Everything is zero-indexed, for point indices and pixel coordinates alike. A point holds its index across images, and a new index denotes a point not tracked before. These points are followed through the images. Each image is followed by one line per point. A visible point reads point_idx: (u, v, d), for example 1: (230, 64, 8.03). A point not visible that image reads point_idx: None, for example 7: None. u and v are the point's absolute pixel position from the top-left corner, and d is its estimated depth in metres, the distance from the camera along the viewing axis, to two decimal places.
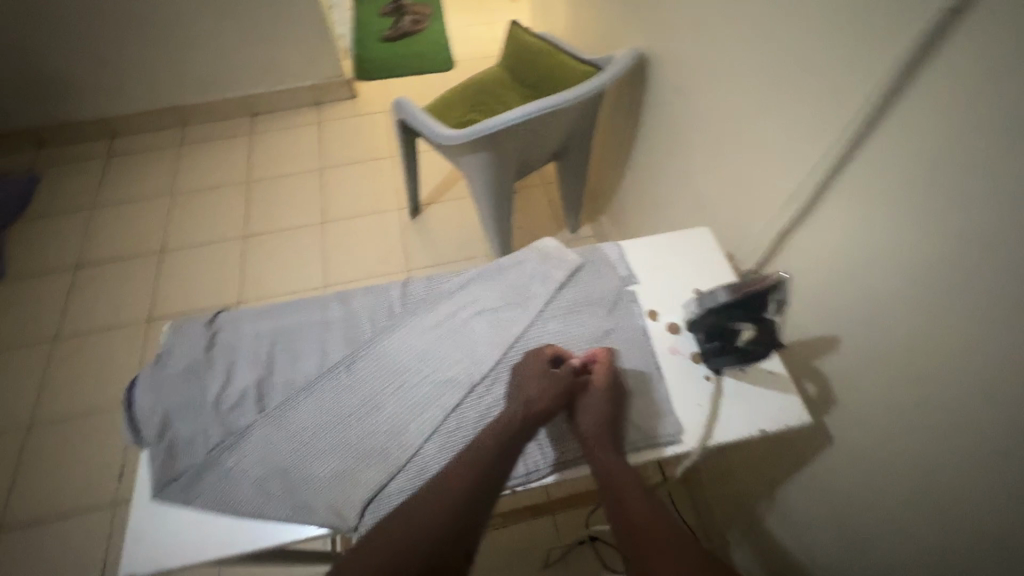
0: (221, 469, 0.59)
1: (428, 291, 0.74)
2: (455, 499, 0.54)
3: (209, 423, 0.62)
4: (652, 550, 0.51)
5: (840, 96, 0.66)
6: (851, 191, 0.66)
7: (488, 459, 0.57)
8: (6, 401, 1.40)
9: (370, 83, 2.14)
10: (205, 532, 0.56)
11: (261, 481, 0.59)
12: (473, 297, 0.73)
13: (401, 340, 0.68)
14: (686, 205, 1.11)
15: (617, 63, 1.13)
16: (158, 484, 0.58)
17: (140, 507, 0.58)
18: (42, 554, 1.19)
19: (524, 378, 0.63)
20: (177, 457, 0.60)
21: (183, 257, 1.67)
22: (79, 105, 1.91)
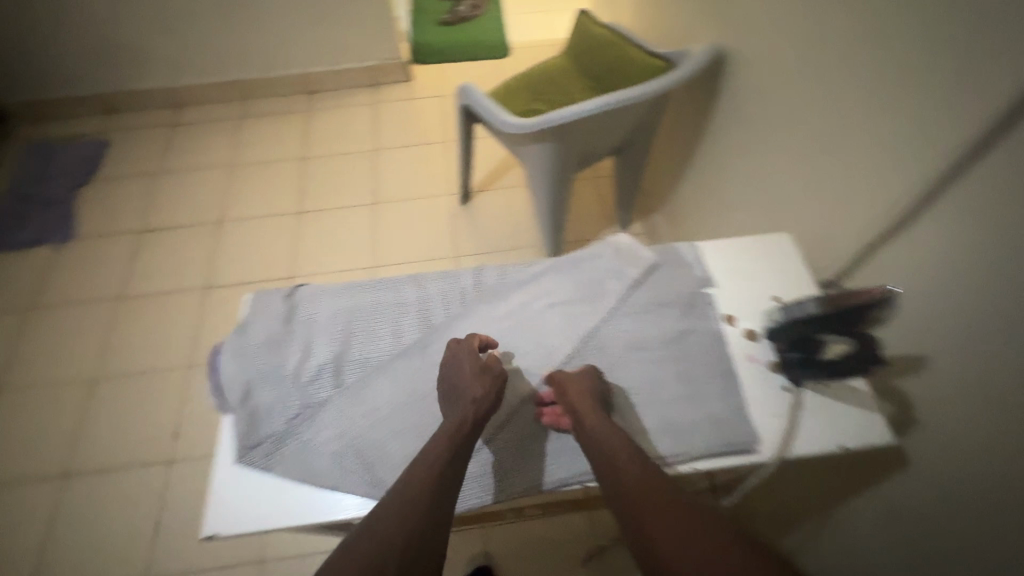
0: (301, 439, 0.61)
1: (500, 280, 0.75)
2: (424, 500, 0.52)
3: (290, 394, 0.64)
4: (648, 515, 0.50)
5: (957, 106, 0.62)
6: (955, 207, 0.63)
7: (448, 459, 0.55)
8: (73, 354, 1.47)
9: (426, 67, 2.15)
10: (284, 499, 0.58)
11: (339, 454, 0.60)
12: (545, 289, 0.74)
13: (472, 327, 0.70)
14: (755, 208, 1.08)
15: (694, 59, 1.10)
16: (242, 449, 0.60)
17: (222, 470, 0.60)
18: (102, 501, 1.26)
19: (457, 380, 0.62)
20: (259, 425, 0.62)
21: (240, 228, 1.72)
22: (148, 74, 1.97)
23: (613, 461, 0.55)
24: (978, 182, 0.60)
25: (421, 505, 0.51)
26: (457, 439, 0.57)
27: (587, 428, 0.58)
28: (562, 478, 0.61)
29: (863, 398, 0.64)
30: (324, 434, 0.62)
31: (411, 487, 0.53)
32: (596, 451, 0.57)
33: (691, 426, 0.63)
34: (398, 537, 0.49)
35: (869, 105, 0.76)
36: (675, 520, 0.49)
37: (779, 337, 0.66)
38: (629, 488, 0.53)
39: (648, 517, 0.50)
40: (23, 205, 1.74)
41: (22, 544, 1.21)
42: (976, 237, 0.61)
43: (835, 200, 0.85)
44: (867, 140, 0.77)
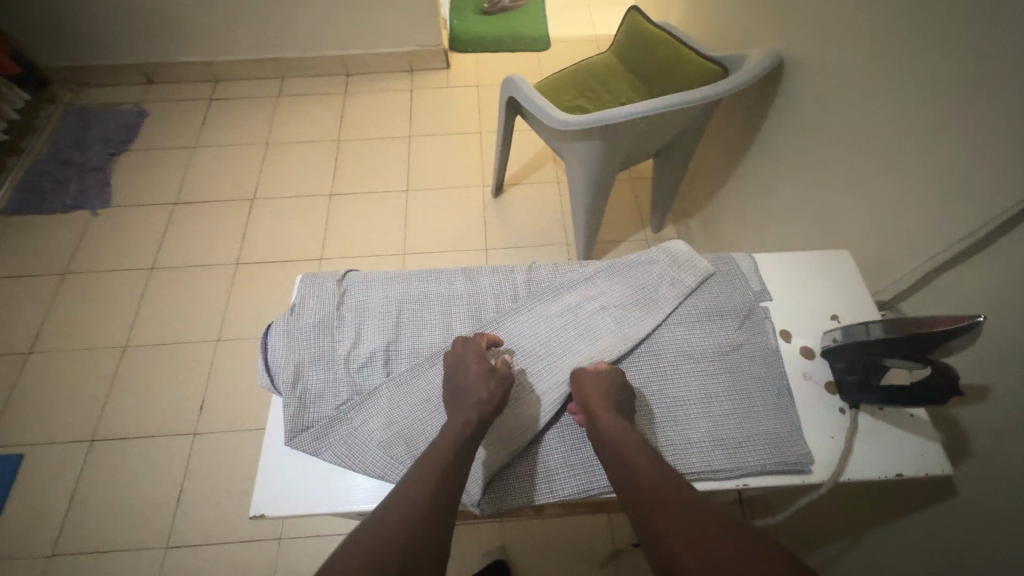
0: (349, 424, 0.61)
1: (553, 279, 0.75)
2: (427, 498, 0.52)
3: (340, 379, 0.64)
4: (658, 511, 0.51)
5: None
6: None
7: (453, 458, 0.55)
8: (105, 321, 1.49)
9: (465, 56, 2.13)
10: (333, 486, 0.58)
11: (387, 443, 0.60)
12: (598, 291, 0.73)
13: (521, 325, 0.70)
14: (804, 221, 1.06)
15: (755, 63, 1.07)
16: (292, 431, 0.60)
17: (271, 451, 0.60)
18: (128, 468, 1.28)
19: (462, 380, 0.61)
20: (308, 408, 0.62)
21: (273, 206, 1.73)
22: (189, 47, 1.96)
23: (623, 453, 0.56)
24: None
25: (424, 504, 0.52)
26: (462, 439, 0.57)
27: (596, 426, 0.58)
28: (597, 486, 0.60)
29: (917, 424, 0.63)
30: (372, 421, 0.62)
31: (415, 484, 0.53)
32: (610, 447, 0.57)
33: (723, 444, 0.61)
34: (402, 533, 0.49)
35: (943, 124, 0.74)
36: (687, 520, 0.49)
37: (838, 359, 0.64)
38: (641, 482, 0.53)
39: (661, 517, 0.50)
40: (61, 170, 1.76)
41: (49, 504, 1.23)
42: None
43: (895, 220, 0.83)
44: (937, 159, 0.75)
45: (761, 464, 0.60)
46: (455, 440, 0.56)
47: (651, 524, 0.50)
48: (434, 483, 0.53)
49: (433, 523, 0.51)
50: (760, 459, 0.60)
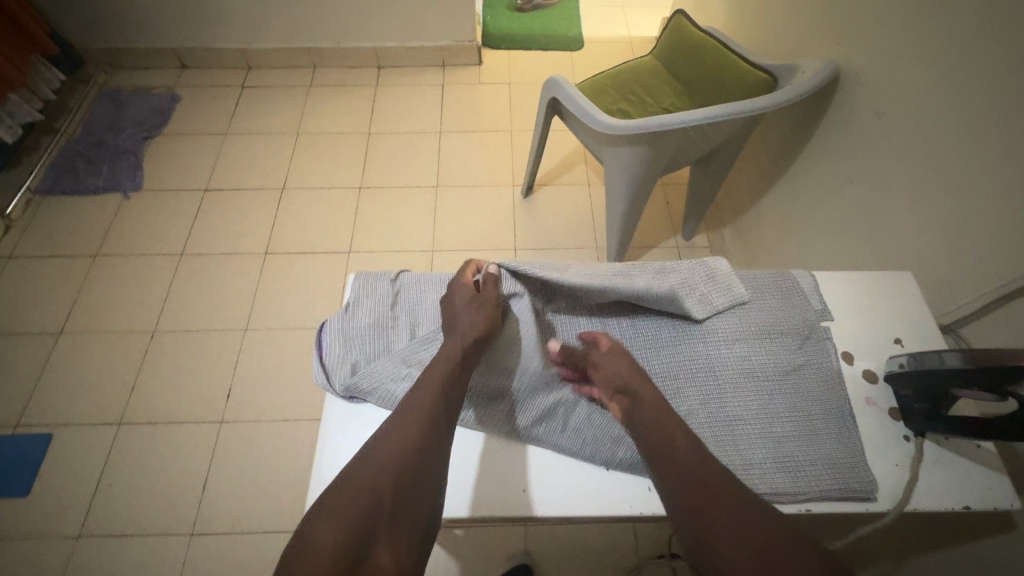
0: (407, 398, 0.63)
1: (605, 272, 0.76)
2: (407, 455, 0.56)
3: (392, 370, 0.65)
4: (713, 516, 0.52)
5: None
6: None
7: (433, 423, 0.59)
8: (135, 304, 1.50)
9: (497, 53, 2.11)
10: None
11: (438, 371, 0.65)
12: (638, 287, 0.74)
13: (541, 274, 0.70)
14: (852, 237, 1.04)
15: (810, 76, 1.05)
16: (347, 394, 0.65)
17: (324, 453, 0.61)
18: (155, 452, 1.28)
19: (454, 310, 0.68)
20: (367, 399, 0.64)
21: (302, 196, 1.72)
22: (223, 33, 1.96)
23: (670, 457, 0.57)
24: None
25: (407, 461, 0.56)
26: (441, 402, 0.60)
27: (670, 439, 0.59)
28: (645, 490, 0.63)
29: (986, 457, 0.61)
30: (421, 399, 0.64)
31: (398, 443, 0.57)
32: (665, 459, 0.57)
33: (784, 466, 0.61)
34: (388, 484, 0.54)
35: (1011, 148, 0.72)
36: (724, 517, 0.52)
37: (905, 385, 0.63)
38: (697, 492, 0.54)
39: (713, 522, 0.52)
40: (95, 151, 1.77)
41: (76, 485, 1.24)
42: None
43: (955, 243, 0.81)
44: (1005, 183, 0.73)
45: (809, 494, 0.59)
46: (435, 405, 0.60)
47: (699, 532, 0.52)
48: (415, 442, 0.57)
49: (417, 480, 0.55)
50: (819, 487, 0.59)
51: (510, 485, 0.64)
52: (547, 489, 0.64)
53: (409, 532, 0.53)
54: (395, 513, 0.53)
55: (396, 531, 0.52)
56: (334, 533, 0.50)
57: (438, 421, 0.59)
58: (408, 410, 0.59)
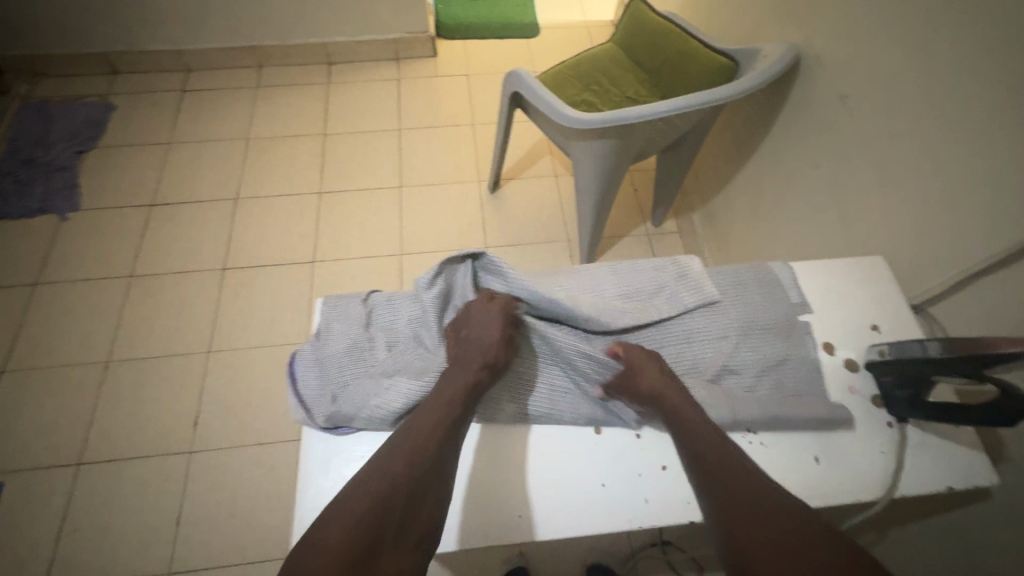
0: (389, 411, 0.58)
1: (563, 275, 0.74)
2: (424, 459, 0.54)
3: (370, 389, 0.59)
4: (743, 518, 0.51)
5: None
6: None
7: (443, 426, 0.56)
8: (84, 332, 1.40)
9: (453, 43, 2.05)
10: None
11: (421, 379, 0.60)
12: (597, 285, 0.72)
13: (513, 276, 0.66)
14: (821, 219, 1.05)
15: (774, 59, 1.04)
16: (331, 425, 0.60)
17: (306, 497, 0.57)
18: (121, 490, 1.21)
19: (471, 323, 0.63)
20: (354, 427, 0.60)
21: (259, 205, 1.64)
22: (157, 34, 1.83)
23: (722, 470, 0.55)
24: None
25: (418, 467, 0.53)
26: (453, 413, 0.57)
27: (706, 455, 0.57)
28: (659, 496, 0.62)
29: (963, 437, 0.63)
30: (397, 412, 0.58)
31: (415, 443, 0.54)
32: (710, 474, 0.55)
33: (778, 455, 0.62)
34: (403, 484, 0.52)
35: (975, 131, 0.73)
36: (761, 524, 0.50)
37: (885, 372, 0.64)
38: (738, 498, 0.53)
39: (748, 527, 0.50)
40: (24, 170, 1.63)
41: (35, 533, 1.16)
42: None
43: (921, 223, 0.83)
44: (969, 166, 0.74)
45: (803, 485, 0.60)
46: (454, 405, 0.57)
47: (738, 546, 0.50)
48: (431, 447, 0.54)
49: (434, 484, 0.53)
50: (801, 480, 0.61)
51: (497, 510, 0.61)
52: (531, 507, 0.61)
53: (414, 541, 0.50)
54: (405, 519, 0.50)
55: (399, 546, 0.49)
56: (343, 537, 0.47)
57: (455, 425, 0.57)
58: (420, 418, 0.56)
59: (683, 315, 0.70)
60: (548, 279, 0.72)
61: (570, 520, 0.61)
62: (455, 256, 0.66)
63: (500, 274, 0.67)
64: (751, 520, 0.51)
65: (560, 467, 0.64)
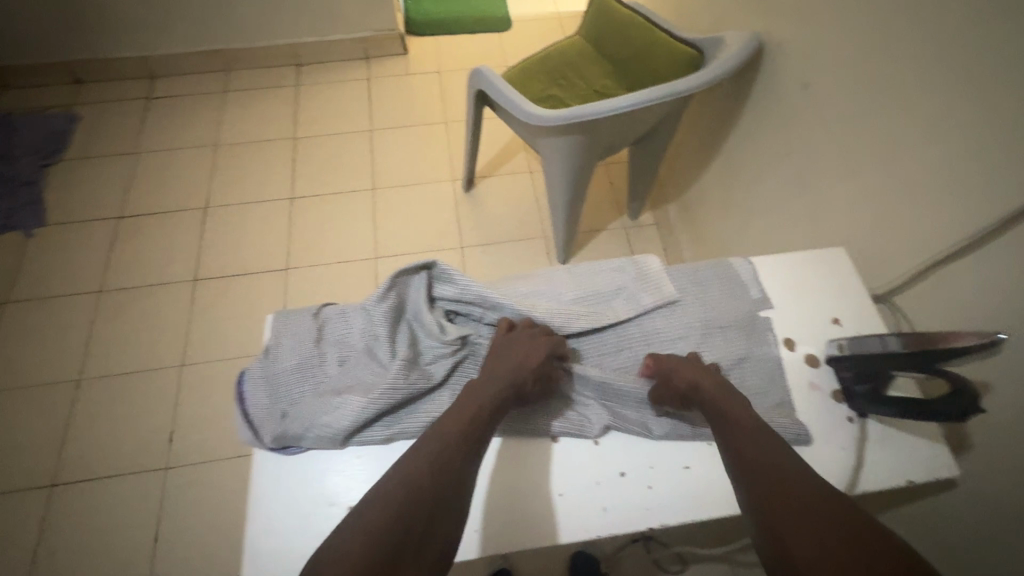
0: (337, 429, 0.57)
1: (521, 283, 0.72)
2: (450, 464, 0.53)
3: (317, 409, 0.58)
4: (776, 503, 0.49)
5: None
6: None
7: (467, 435, 0.55)
8: (55, 351, 1.37)
9: (423, 40, 2.02)
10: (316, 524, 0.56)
11: (369, 396, 0.58)
12: (554, 290, 0.71)
13: (464, 282, 0.65)
14: (792, 208, 1.04)
15: (738, 47, 1.03)
16: (280, 445, 0.59)
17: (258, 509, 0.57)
18: (98, 509, 1.20)
19: (505, 348, 0.63)
20: (303, 446, 0.59)
21: (230, 213, 1.61)
22: (118, 40, 1.78)
23: (754, 459, 0.54)
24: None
25: (442, 475, 0.52)
26: (477, 425, 0.56)
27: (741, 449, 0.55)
28: (623, 501, 0.62)
29: (929, 429, 0.62)
30: (347, 429, 0.57)
31: (440, 448, 0.54)
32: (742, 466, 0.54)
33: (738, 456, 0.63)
34: (428, 492, 0.50)
35: (938, 118, 0.72)
36: (790, 508, 0.48)
37: (846, 367, 0.63)
38: (771, 483, 0.51)
39: (780, 513, 0.48)
40: None
41: (11, 557, 1.14)
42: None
43: (886, 212, 0.82)
44: (934, 152, 0.73)
45: None
46: (478, 413, 0.57)
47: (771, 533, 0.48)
48: (454, 455, 0.54)
49: (457, 494, 0.52)
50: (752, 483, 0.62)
51: (521, 520, 0.61)
52: (540, 519, 0.61)
53: (436, 550, 0.48)
54: (428, 529, 0.49)
55: (421, 554, 0.48)
56: (363, 543, 0.46)
57: (478, 431, 0.56)
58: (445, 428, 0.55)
59: (642, 316, 0.69)
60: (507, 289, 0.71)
61: (597, 526, 0.61)
62: (409, 266, 0.64)
63: (451, 281, 0.66)
64: (779, 504, 0.49)
65: (543, 477, 0.63)
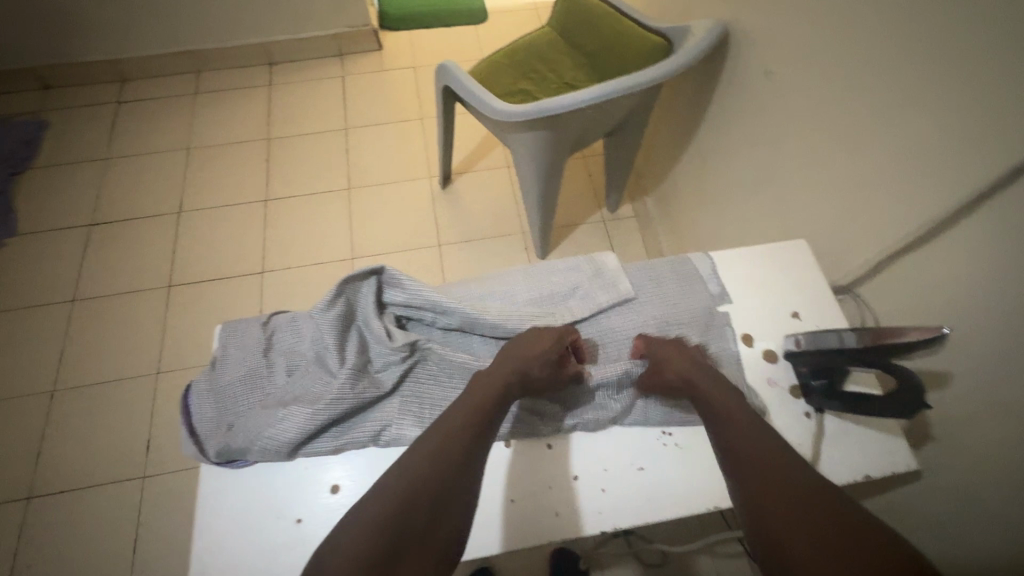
0: (282, 442, 0.56)
1: (477, 286, 0.72)
2: (452, 460, 0.52)
3: (262, 422, 0.57)
4: (770, 499, 0.48)
5: (994, 124, 0.60)
6: (1005, 220, 0.59)
7: (471, 430, 0.55)
8: (28, 362, 1.36)
9: (397, 35, 1.99)
10: (260, 536, 0.55)
11: (313, 408, 0.57)
12: (509, 292, 0.70)
13: (412, 287, 0.64)
14: (762, 199, 1.03)
15: (703, 35, 1.01)
16: (224, 459, 0.58)
17: (204, 517, 0.56)
18: (76, 520, 1.19)
19: (519, 344, 0.63)
20: (249, 460, 0.58)
21: (205, 218, 1.59)
22: (85, 44, 1.75)
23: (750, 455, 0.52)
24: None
25: (444, 471, 0.52)
26: (479, 419, 0.56)
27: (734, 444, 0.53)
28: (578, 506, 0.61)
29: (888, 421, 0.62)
30: (291, 441, 0.56)
31: (441, 444, 0.53)
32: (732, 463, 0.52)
33: (684, 454, 0.64)
34: (430, 489, 0.50)
35: (897, 105, 0.72)
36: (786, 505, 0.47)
37: (803, 363, 0.62)
38: (765, 478, 0.49)
39: (773, 509, 0.47)
40: None
41: None
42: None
43: (851, 201, 0.81)
44: (893, 140, 0.73)
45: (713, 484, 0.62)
46: (479, 408, 0.57)
47: (764, 529, 0.47)
48: (458, 449, 0.53)
49: (461, 488, 0.52)
50: (699, 485, 0.62)
51: (547, 508, 0.61)
52: (565, 508, 0.61)
53: (439, 546, 0.49)
54: (432, 522, 0.50)
55: (421, 552, 0.48)
56: (366, 539, 0.46)
57: (483, 426, 0.56)
58: (448, 422, 0.55)
59: (598, 315, 0.69)
60: (463, 294, 0.70)
61: (624, 512, 0.61)
62: (356, 272, 0.64)
63: (400, 286, 0.65)
64: (771, 501, 0.48)
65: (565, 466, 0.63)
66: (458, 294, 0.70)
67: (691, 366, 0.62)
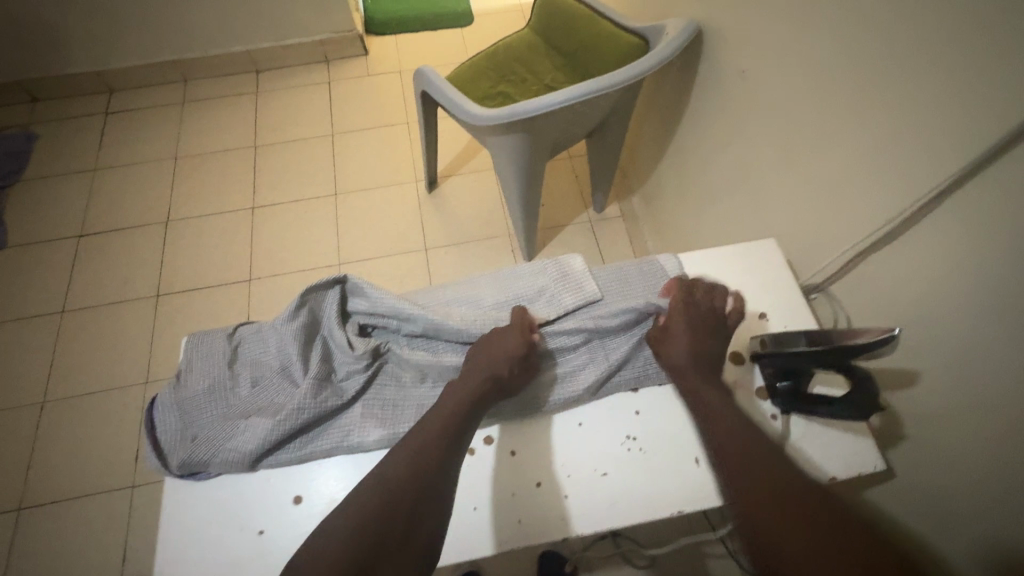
0: (244, 453, 0.56)
1: (444, 293, 0.72)
2: (428, 465, 0.53)
3: (225, 434, 0.58)
4: (758, 492, 0.50)
5: (956, 119, 0.59)
6: (969, 217, 0.59)
7: (447, 436, 0.56)
8: (18, 374, 1.37)
9: (383, 40, 1.99)
10: (218, 548, 0.56)
11: (275, 418, 0.57)
12: (475, 297, 0.71)
13: (375, 295, 0.65)
14: (740, 197, 1.03)
15: (678, 32, 1.01)
16: (188, 471, 0.58)
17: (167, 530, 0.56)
18: (65, 530, 1.20)
19: (495, 341, 0.64)
20: (212, 471, 0.58)
21: (192, 226, 1.60)
22: (72, 56, 1.76)
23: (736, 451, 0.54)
24: (999, 190, 0.56)
25: (422, 476, 0.53)
26: (455, 424, 0.57)
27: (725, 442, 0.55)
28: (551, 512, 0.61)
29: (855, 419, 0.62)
30: (254, 452, 0.57)
31: (417, 450, 0.54)
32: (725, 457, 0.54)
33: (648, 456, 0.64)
34: (407, 495, 0.51)
35: (865, 102, 0.71)
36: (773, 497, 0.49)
37: (769, 364, 0.62)
38: (752, 473, 0.51)
39: (759, 503, 0.49)
40: None
41: None
42: (991, 254, 0.57)
43: (824, 199, 0.81)
44: (861, 138, 0.73)
45: (679, 486, 0.62)
46: (456, 412, 0.58)
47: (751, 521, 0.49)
48: (434, 455, 0.54)
49: (437, 492, 0.53)
50: (663, 488, 0.62)
51: (529, 511, 0.61)
52: (549, 512, 0.61)
53: (416, 551, 0.49)
54: (408, 525, 0.50)
55: (398, 557, 0.48)
56: (342, 544, 0.47)
57: (459, 430, 0.57)
58: (426, 429, 0.56)
59: (564, 316, 0.70)
60: (430, 299, 0.71)
61: (605, 514, 0.61)
62: (319, 281, 0.65)
63: (363, 295, 0.66)
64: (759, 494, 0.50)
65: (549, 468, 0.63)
66: (425, 300, 0.71)
67: (697, 347, 0.63)
